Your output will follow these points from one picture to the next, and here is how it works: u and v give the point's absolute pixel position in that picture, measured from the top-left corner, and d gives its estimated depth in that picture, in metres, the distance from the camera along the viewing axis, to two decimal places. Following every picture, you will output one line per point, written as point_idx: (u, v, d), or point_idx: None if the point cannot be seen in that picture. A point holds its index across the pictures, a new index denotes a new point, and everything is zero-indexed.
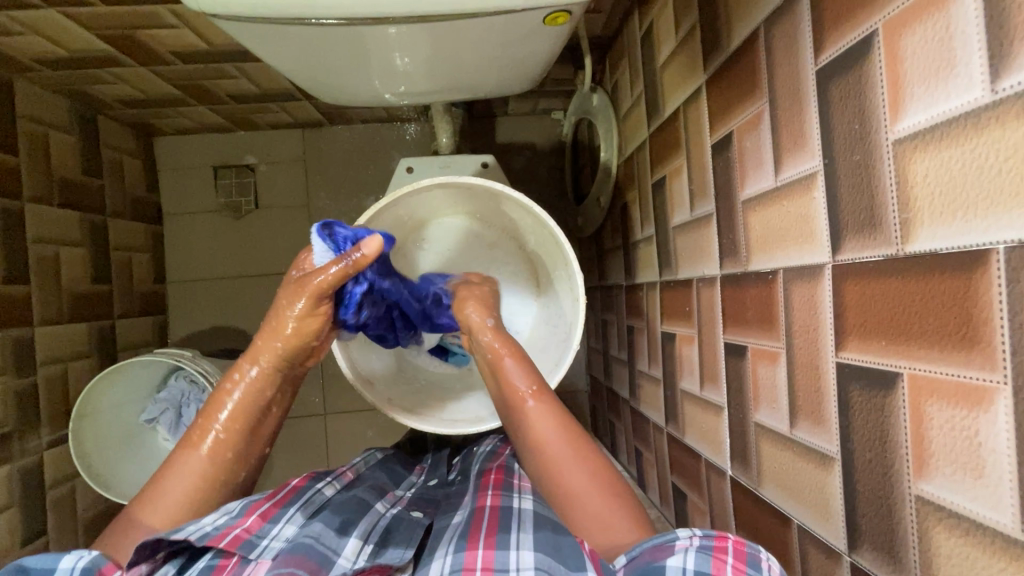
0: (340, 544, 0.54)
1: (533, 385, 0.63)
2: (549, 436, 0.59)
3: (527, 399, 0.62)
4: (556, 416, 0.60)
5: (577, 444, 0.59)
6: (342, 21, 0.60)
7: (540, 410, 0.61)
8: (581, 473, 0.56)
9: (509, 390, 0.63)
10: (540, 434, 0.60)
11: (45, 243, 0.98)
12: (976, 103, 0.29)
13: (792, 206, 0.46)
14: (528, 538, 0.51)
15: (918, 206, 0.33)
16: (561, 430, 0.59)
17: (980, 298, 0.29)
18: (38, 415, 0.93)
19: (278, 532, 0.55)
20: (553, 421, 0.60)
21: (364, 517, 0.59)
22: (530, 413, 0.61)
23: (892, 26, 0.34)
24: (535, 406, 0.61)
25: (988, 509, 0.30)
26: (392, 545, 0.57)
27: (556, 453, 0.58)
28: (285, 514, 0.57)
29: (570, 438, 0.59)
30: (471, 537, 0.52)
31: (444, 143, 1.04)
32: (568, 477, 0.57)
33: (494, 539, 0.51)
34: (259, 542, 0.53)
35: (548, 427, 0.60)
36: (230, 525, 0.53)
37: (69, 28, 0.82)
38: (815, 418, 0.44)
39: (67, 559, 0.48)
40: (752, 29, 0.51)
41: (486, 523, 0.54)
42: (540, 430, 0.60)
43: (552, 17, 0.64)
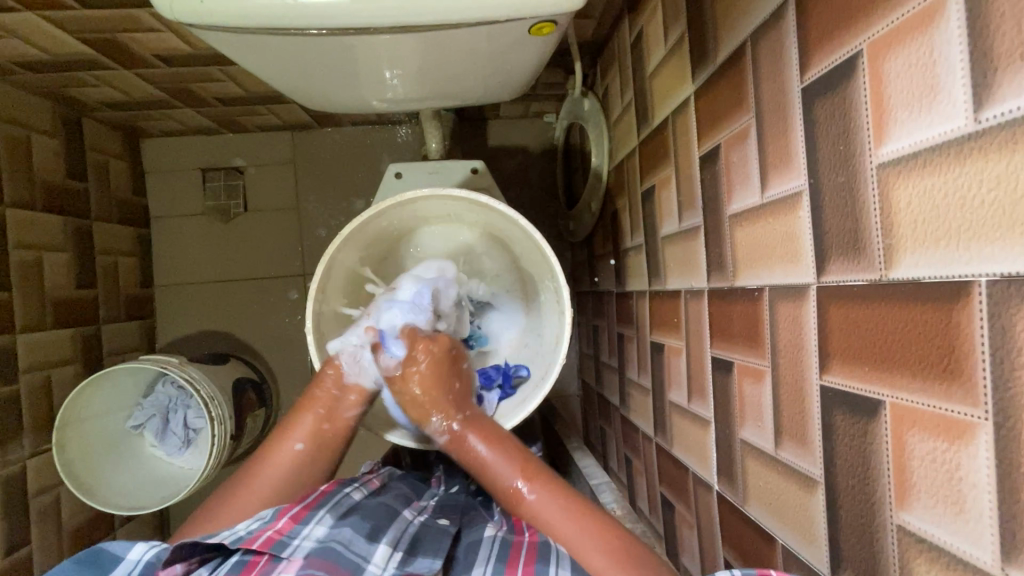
0: (369, 551, 0.53)
1: (521, 465, 0.61)
2: (558, 518, 0.56)
3: (520, 486, 0.59)
4: (560, 503, 0.57)
5: (587, 523, 0.55)
6: (325, 31, 0.59)
7: (540, 496, 0.58)
8: (597, 553, 0.52)
9: (498, 488, 0.61)
10: (545, 517, 0.57)
11: (27, 249, 0.97)
12: (958, 132, 0.29)
13: (778, 225, 0.45)
14: (570, 575, 0.50)
15: (901, 233, 0.32)
16: (571, 515, 0.56)
17: (961, 331, 0.29)
18: (21, 423, 0.92)
19: (309, 532, 0.53)
20: (556, 502, 0.57)
21: (390, 526, 0.58)
22: (530, 502, 0.58)
23: (876, 47, 0.34)
24: (532, 493, 0.59)
25: (969, 544, 0.29)
26: (421, 554, 0.56)
27: (570, 541, 0.54)
28: (315, 515, 0.55)
29: (582, 521, 0.55)
30: (510, 562, 0.53)
31: (433, 148, 1.03)
32: (589, 561, 0.52)
33: (532, 567, 0.51)
34: (292, 541, 0.52)
35: (551, 513, 0.57)
36: (263, 528, 0.53)
37: (49, 31, 0.81)
38: (799, 439, 0.43)
39: (137, 548, 0.52)
40: (739, 43, 0.50)
41: (526, 550, 0.54)
42: (550, 520, 0.56)
43: (538, 27, 0.63)
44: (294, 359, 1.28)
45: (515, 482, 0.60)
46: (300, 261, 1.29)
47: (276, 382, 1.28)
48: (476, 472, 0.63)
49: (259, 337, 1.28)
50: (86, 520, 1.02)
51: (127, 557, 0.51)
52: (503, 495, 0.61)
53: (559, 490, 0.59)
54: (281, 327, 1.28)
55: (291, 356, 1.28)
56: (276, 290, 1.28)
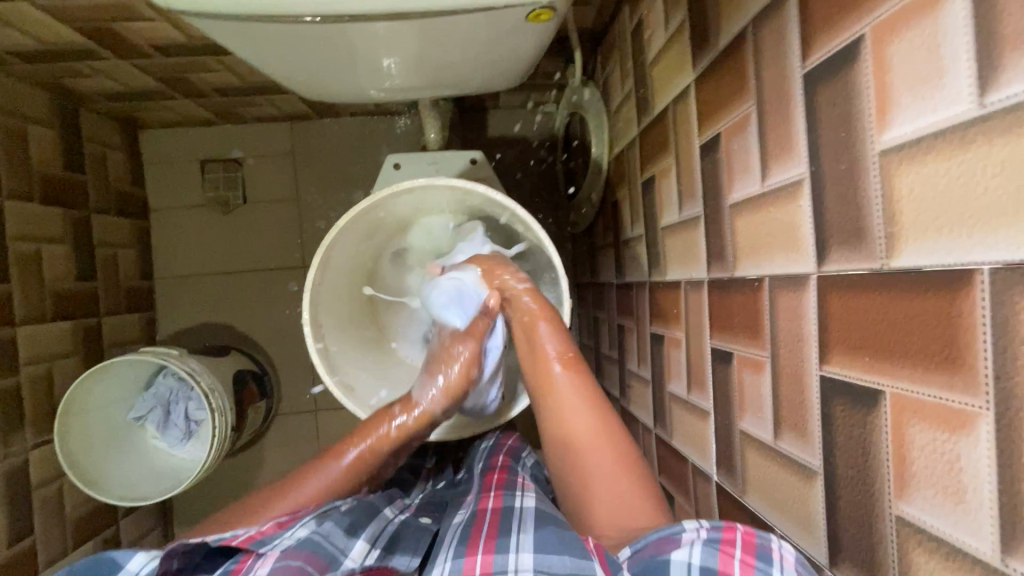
0: (347, 544, 0.55)
1: (563, 355, 0.65)
2: (576, 413, 0.61)
3: (555, 370, 0.64)
4: (583, 394, 0.62)
5: (606, 424, 0.60)
6: (320, 18, 0.58)
7: (569, 381, 0.63)
8: (602, 455, 0.57)
9: (536, 358, 0.66)
10: (563, 407, 0.61)
11: (27, 240, 0.97)
12: (963, 116, 0.28)
13: (778, 214, 0.44)
14: (528, 538, 0.51)
15: (903, 221, 0.32)
16: (597, 418, 0.60)
17: (963, 319, 0.28)
18: (22, 416, 0.92)
19: (290, 534, 0.53)
20: (581, 394, 0.62)
21: (371, 522, 0.60)
22: (558, 386, 0.63)
23: (879, 31, 0.33)
24: (564, 377, 0.63)
25: (968, 534, 0.29)
26: (399, 551, 0.59)
27: (582, 431, 0.59)
28: (300, 520, 0.56)
29: (600, 423, 0.60)
30: (471, 542, 0.52)
31: (432, 138, 1.02)
32: (594, 456, 0.58)
33: (494, 542, 0.51)
34: (272, 541, 0.52)
35: (579, 404, 0.61)
36: (246, 532, 0.54)
37: (44, 22, 0.80)
38: (799, 430, 0.43)
39: (137, 559, 0.51)
40: (740, 29, 0.49)
41: (487, 526, 0.55)
42: (567, 406, 0.61)
43: (537, 14, 0.62)
44: (295, 350, 1.28)
45: (553, 364, 0.64)
46: (299, 252, 1.28)
47: (277, 374, 1.28)
48: (527, 346, 0.67)
49: (260, 329, 1.28)
50: (89, 511, 1.03)
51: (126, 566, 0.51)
52: (536, 376, 0.65)
53: (591, 393, 0.62)
54: (281, 319, 1.28)
55: (291, 348, 1.28)
56: (276, 282, 1.28)
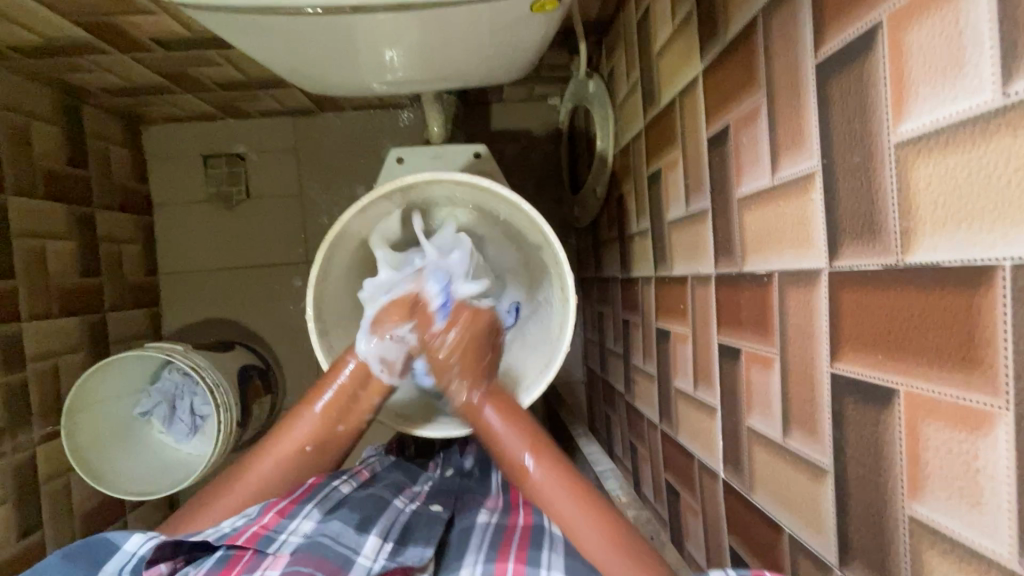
0: (359, 542, 0.54)
1: (532, 442, 0.60)
2: (558, 495, 0.56)
3: (527, 462, 0.59)
4: (561, 482, 0.57)
5: (583, 500, 0.55)
6: (321, 10, 0.58)
7: (545, 475, 0.58)
8: (586, 528, 0.53)
9: (504, 456, 0.61)
10: (549, 499, 0.56)
11: (32, 237, 0.97)
12: (984, 106, 0.27)
13: (789, 208, 0.43)
14: (558, 560, 0.52)
15: (920, 215, 0.31)
16: (581, 507, 0.55)
17: (983, 316, 0.28)
18: (29, 411, 0.92)
19: (295, 527, 0.54)
20: (560, 482, 0.57)
21: (381, 515, 0.59)
22: (535, 480, 0.58)
23: (896, 18, 0.32)
24: (537, 470, 0.58)
25: (984, 537, 0.28)
26: (411, 543, 0.57)
27: (569, 522, 0.54)
28: (302, 510, 0.56)
29: (584, 506, 0.55)
30: (502, 549, 0.54)
31: (435, 132, 1.01)
32: (580, 531, 0.53)
33: (525, 554, 0.53)
34: (278, 536, 0.53)
35: (557, 496, 0.56)
36: (248, 524, 0.54)
37: (45, 16, 0.79)
38: (808, 428, 0.42)
39: (135, 540, 0.53)
40: (750, 18, 0.48)
41: (519, 538, 0.56)
42: (549, 497, 0.56)
43: (541, 4, 0.61)
44: (299, 346, 1.28)
45: (523, 456, 0.60)
46: (303, 248, 1.28)
47: (282, 369, 1.29)
48: (485, 437, 0.64)
49: (264, 324, 1.28)
50: (96, 505, 1.03)
51: (124, 548, 0.52)
52: (510, 468, 0.60)
53: (566, 473, 0.58)
54: (285, 314, 1.28)
55: (295, 343, 1.28)
56: (280, 277, 1.28)
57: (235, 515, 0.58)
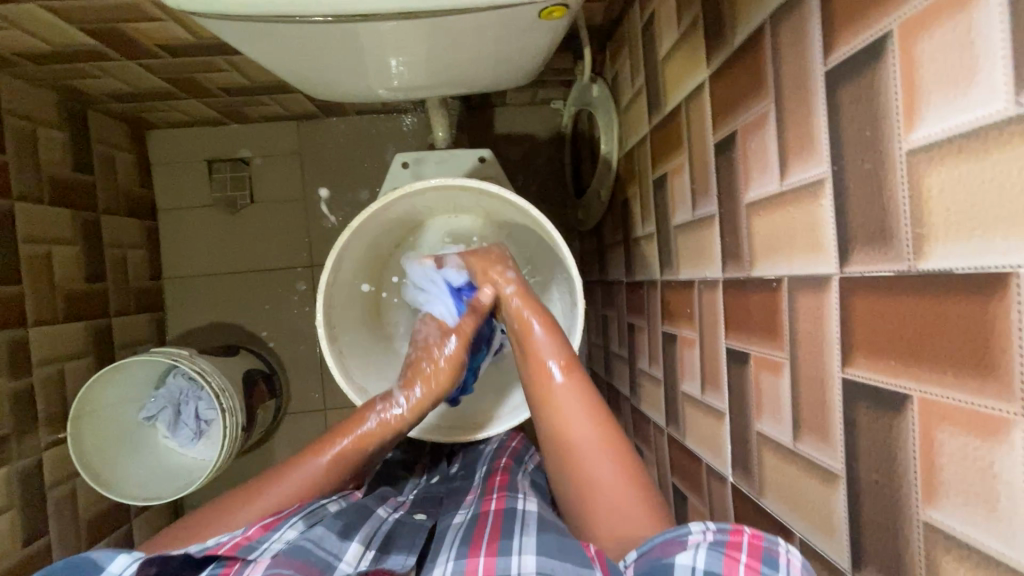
0: (341, 548, 0.55)
1: (562, 358, 0.63)
2: (577, 416, 0.60)
3: (555, 371, 0.63)
4: (584, 402, 0.60)
5: (604, 429, 0.59)
6: (330, 18, 0.58)
7: (568, 385, 0.62)
8: (606, 463, 0.57)
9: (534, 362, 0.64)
10: (564, 410, 0.60)
11: (37, 242, 0.97)
12: (998, 115, 0.27)
13: (798, 213, 0.44)
14: (530, 542, 0.52)
15: (932, 222, 0.31)
16: (592, 420, 0.59)
17: (998, 322, 0.28)
18: (35, 415, 0.92)
19: (279, 536, 0.54)
20: (581, 401, 0.61)
21: (364, 523, 0.60)
22: (557, 392, 0.61)
23: (908, 28, 0.32)
24: (561, 381, 0.62)
25: (1002, 543, 0.28)
26: (394, 550, 0.58)
27: (582, 441, 0.58)
28: (287, 521, 0.56)
29: (602, 433, 0.59)
30: (474, 545, 0.54)
31: (440, 137, 1.02)
32: (596, 466, 0.57)
33: (496, 545, 0.53)
34: (261, 545, 0.53)
35: (580, 418, 0.60)
36: (232, 536, 0.54)
37: (53, 23, 0.80)
38: (819, 433, 0.43)
39: (121, 560, 0.51)
40: (759, 25, 0.48)
41: (490, 528, 0.56)
42: (568, 411, 0.60)
43: (549, 11, 0.61)
44: (303, 350, 1.29)
45: (553, 367, 0.63)
46: (307, 252, 1.28)
47: (286, 373, 1.29)
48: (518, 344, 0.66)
49: (268, 328, 1.28)
50: (102, 510, 1.03)
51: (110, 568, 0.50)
52: (533, 371, 0.64)
53: (589, 402, 0.61)
54: (289, 318, 1.28)
55: (300, 347, 1.28)
56: (284, 281, 1.28)
57: (222, 534, 0.57)
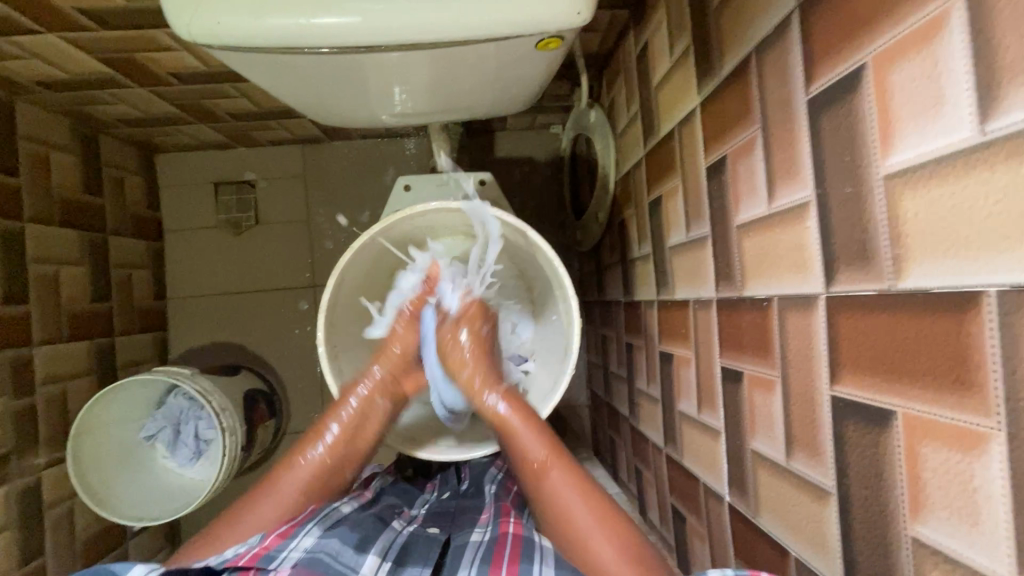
0: (358, 561, 0.55)
1: (549, 452, 0.64)
2: (575, 508, 0.59)
3: (543, 467, 0.63)
4: (579, 484, 0.61)
5: (602, 510, 0.58)
6: (336, 50, 0.60)
7: (557, 476, 0.62)
8: (608, 548, 0.55)
9: (523, 457, 0.65)
10: (558, 501, 0.61)
11: (45, 262, 0.99)
12: (965, 143, 0.29)
13: (785, 235, 0.45)
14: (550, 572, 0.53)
15: (910, 243, 0.33)
16: (586, 496, 0.60)
17: (973, 340, 0.29)
18: (37, 434, 0.93)
19: (296, 545, 0.54)
20: (574, 486, 0.61)
21: (379, 536, 0.60)
22: (550, 479, 0.62)
23: (881, 60, 0.34)
24: (554, 472, 0.62)
25: (983, 556, 0.29)
26: (409, 565, 0.58)
27: (584, 528, 0.57)
28: (302, 529, 0.57)
29: (599, 513, 0.58)
30: (495, 562, 0.55)
31: (441, 160, 1.04)
32: (601, 554, 0.55)
33: (517, 566, 0.54)
34: (278, 554, 0.53)
35: (578, 507, 0.59)
36: (250, 548, 0.55)
37: (69, 52, 0.83)
38: (810, 449, 0.43)
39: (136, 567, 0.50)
40: (745, 55, 0.50)
41: (510, 547, 0.57)
42: (568, 504, 0.60)
43: (545, 43, 0.64)
44: (304, 370, 1.29)
45: (540, 461, 0.64)
46: (309, 272, 1.30)
47: (286, 392, 1.29)
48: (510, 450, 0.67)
49: (270, 347, 1.29)
50: (100, 530, 1.03)
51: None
52: (525, 471, 0.65)
53: (582, 482, 0.61)
54: (291, 338, 1.29)
55: (300, 366, 1.29)
56: (286, 300, 1.30)
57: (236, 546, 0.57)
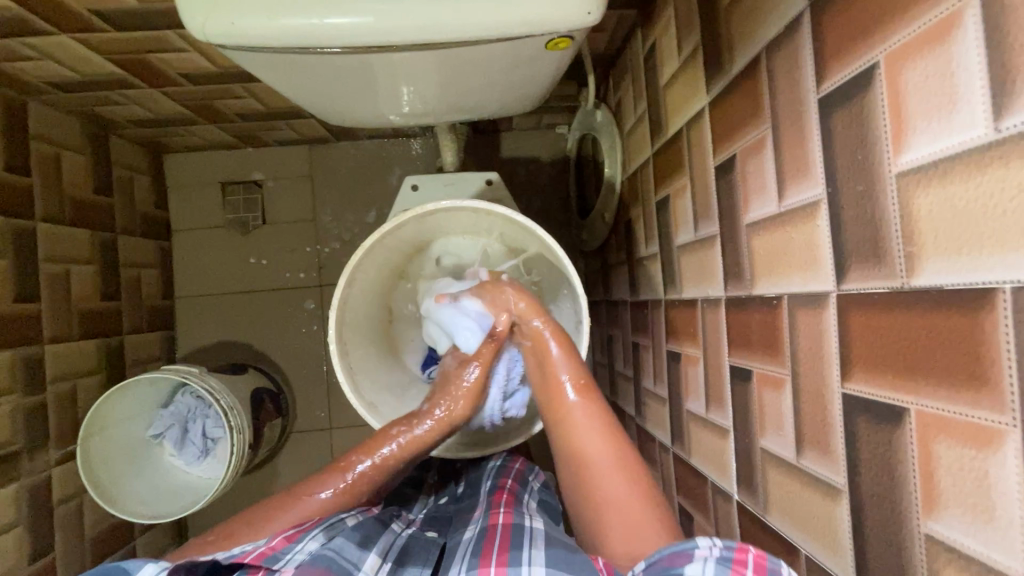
0: (361, 557, 0.56)
1: (578, 381, 0.66)
2: (590, 443, 0.62)
3: (569, 395, 0.65)
4: (602, 422, 0.63)
5: (617, 447, 0.61)
6: (346, 50, 0.61)
7: (582, 408, 0.64)
8: (619, 484, 0.58)
9: (552, 380, 0.67)
10: (576, 433, 0.63)
11: (56, 261, 0.99)
12: (979, 141, 0.29)
13: (796, 233, 0.45)
14: (539, 555, 0.53)
15: (923, 241, 0.33)
16: (607, 439, 0.62)
17: (987, 337, 0.29)
18: (47, 432, 0.94)
19: (301, 548, 0.55)
20: (594, 422, 0.63)
21: (381, 536, 0.61)
22: (569, 409, 0.64)
23: (894, 58, 0.34)
24: (577, 402, 0.64)
25: (998, 551, 0.29)
26: (409, 565, 0.60)
27: (596, 457, 0.61)
28: (308, 534, 0.57)
29: (619, 453, 0.61)
30: (484, 555, 0.54)
31: (448, 160, 1.04)
32: (610, 488, 0.58)
33: (506, 556, 0.53)
34: (285, 556, 0.54)
35: (593, 438, 0.62)
36: (255, 547, 0.55)
37: (81, 53, 0.84)
38: (821, 447, 0.43)
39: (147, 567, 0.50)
40: (755, 55, 0.51)
41: (499, 539, 0.56)
42: (582, 437, 0.62)
43: (555, 42, 0.64)
44: (310, 369, 1.30)
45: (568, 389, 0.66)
46: (316, 271, 1.31)
47: (292, 391, 1.30)
48: (538, 373, 0.69)
49: (277, 346, 1.30)
50: (108, 527, 1.03)
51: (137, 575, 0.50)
52: (550, 398, 0.66)
53: (609, 427, 0.63)
54: (297, 337, 1.30)
55: (307, 366, 1.30)
56: (293, 300, 1.30)
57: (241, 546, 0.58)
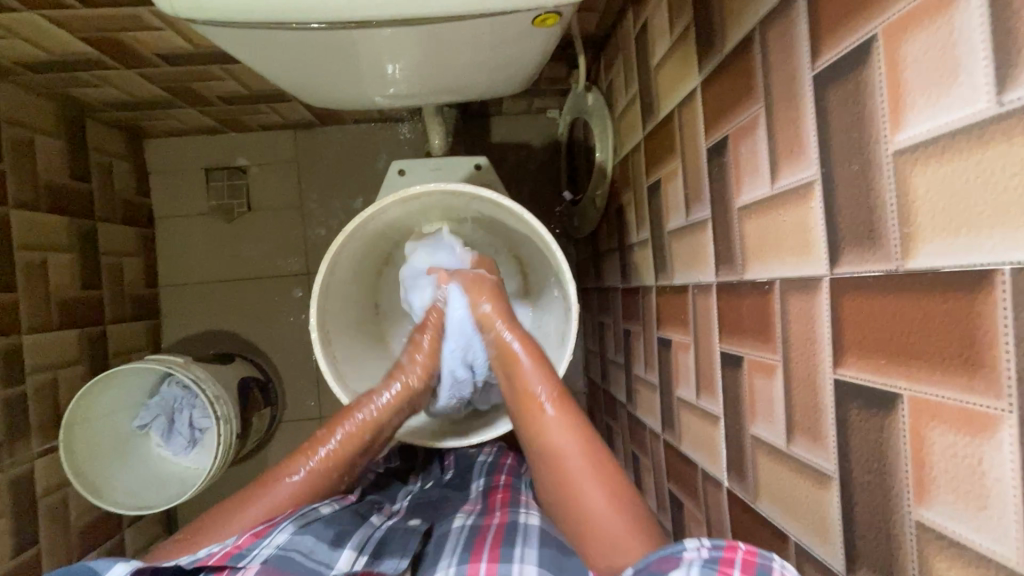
0: (333, 557, 0.55)
1: (552, 393, 0.65)
2: (569, 454, 0.60)
3: (544, 404, 0.64)
4: (572, 423, 0.62)
5: (592, 455, 0.60)
6: (326, 25, 0.58)
7: (556, 415, 0.63)
8: (597, 496, 0.56)
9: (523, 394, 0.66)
10: (549, 435, 0.62)
11: (32, 249, 0.96)
12: (980, 116, 0.28)
13: (788, 216, 0.44)
14: (533, 553, 0.55)
15: (919, 222, 0.32)
16: (581, 449, 0.60)
17: (984, 320, 0.28)
18: (28, 423, 0.92)
19: (270, 541, 0.54)
20: (568, 426, 0.62)
21: (357, 530, 0.60)
22: (547, 423, 0.63)
23: (892, 30, 0.33)
24: (551, 412, 0.63)
25: (989, 539, 0.29)
26: (387, 556, 0.58)
27: (575, 472, 0.59)
28: (277, 527, 0.56)
29: (592, 463, 0.59)
30: (476, 550, 0.57)
31: (436, 144, 1.02)
32: (587, 498, 0.57)
33: (497, 552, 0.56)
34: (250, 552, 0.53)
35: (569, 446, 0.60)
36: (223, 546, 0.55)
37: (51, 31, 0.80)
38: (812, 433, 0.43)
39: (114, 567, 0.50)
40: (748, 32, 0.49)
41: (492, 536, 0.59)
42: (561, 445, 0.61)
43: (542, 19, 0.62)
44: (298, 357, 1.28)
45: (543, 401, 0.64)
46: (303, 259, 1.28)
47: (281, 381, 1.28)
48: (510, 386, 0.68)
49: (264, 335, 1.28)
50: (94, 519, 1.02)
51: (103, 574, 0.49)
52: (525, 405, 0.65)
53: (581, 427, 0.62)
54: (285, 326, 1.28)
55: (295, 354, 1.28)
56: (280, 288, 1.28)
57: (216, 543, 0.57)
